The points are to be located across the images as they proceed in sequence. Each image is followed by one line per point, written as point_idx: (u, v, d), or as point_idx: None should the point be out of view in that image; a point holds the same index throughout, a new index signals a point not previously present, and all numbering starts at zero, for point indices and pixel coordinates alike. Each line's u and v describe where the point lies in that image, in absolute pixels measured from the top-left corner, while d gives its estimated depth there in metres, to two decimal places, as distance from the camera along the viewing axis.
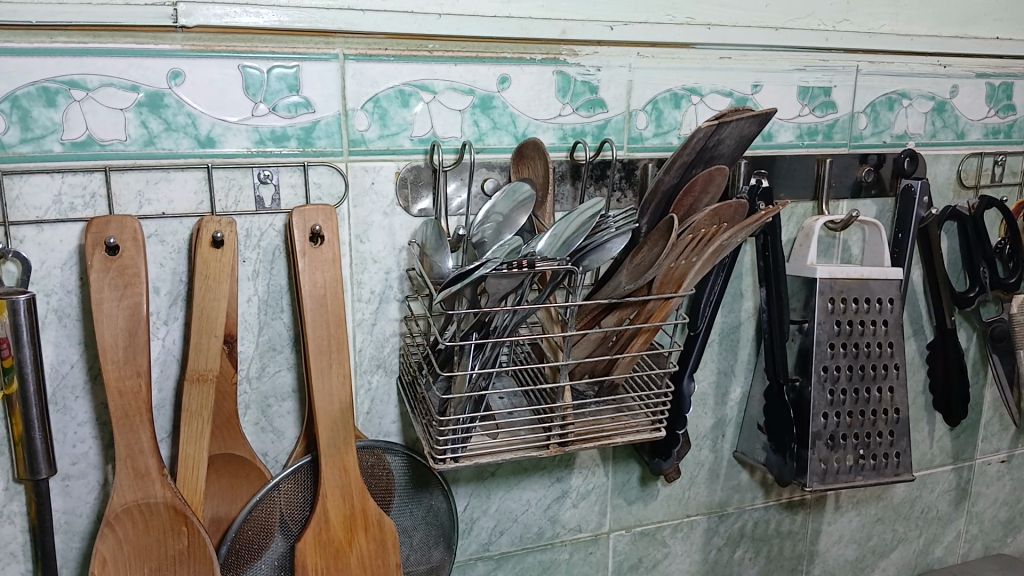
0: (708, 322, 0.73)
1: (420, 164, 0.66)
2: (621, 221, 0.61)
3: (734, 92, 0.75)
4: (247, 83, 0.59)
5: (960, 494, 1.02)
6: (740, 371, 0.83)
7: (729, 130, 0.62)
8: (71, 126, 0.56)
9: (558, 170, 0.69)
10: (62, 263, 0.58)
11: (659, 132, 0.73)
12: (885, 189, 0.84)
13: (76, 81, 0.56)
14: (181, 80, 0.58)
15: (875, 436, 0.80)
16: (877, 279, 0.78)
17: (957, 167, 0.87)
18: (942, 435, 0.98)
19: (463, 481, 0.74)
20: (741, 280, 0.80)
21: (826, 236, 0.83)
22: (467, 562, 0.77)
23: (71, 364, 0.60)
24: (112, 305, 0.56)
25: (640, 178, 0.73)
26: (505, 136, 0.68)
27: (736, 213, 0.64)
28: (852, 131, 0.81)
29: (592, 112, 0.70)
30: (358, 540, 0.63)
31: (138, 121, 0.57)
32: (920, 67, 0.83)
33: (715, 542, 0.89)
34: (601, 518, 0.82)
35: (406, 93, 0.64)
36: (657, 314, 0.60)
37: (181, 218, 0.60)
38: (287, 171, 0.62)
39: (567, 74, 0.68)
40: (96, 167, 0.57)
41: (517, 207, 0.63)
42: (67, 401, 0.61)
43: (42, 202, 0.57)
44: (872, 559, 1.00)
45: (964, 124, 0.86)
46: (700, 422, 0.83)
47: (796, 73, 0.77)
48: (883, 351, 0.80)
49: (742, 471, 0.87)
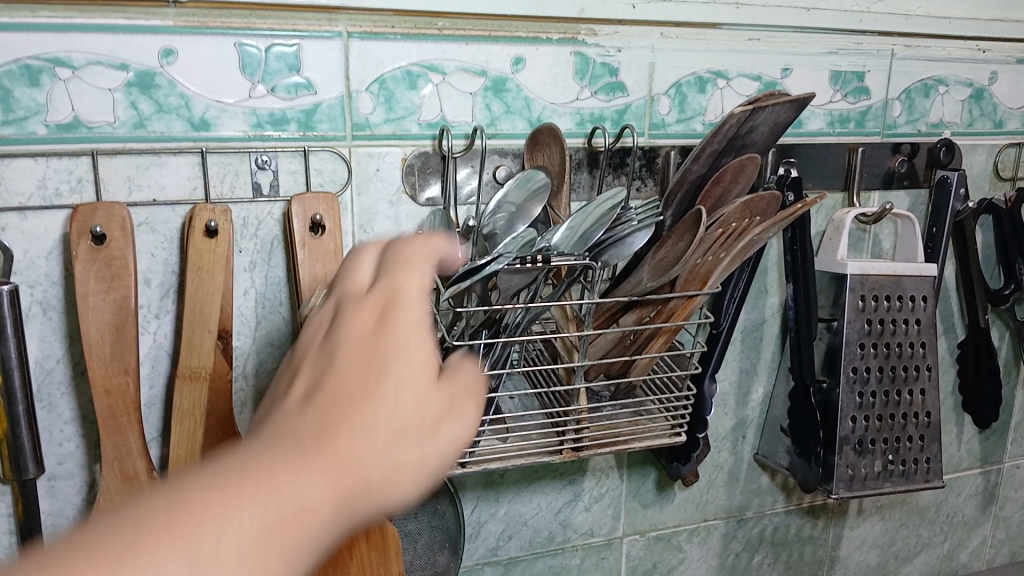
0: (732, 320, 0.70)
1: (427, 150, 0.62)
2: (643, 213, 0.57)
3: (762, 76, 0.71)
4: (244, 62, 0.55)
5: (987, 499, 0.98)
6: (763, 371, 0.80)
7: (764, 116, 0.58)
8: (56, 107, 0.53)
9: (574, 157, 0.65)
10: (47, 253, 0.55)
11: (682, 118, 0.69)
12: (919, 181, 0.80)
13: (62, 59, 0.52)
14: (174, 59, 0.54)
15: (905, 441, 0.76)
16: (911, 276, 0.74)
17: (994, 158, 0.83)
18: (970, 438, 0.94)
19: (469, 487, 0.70)
20: (766, 275, 0.76)
21: (857, 229, 0.79)
22: (475, 566, 0.74)
23: (56, 360, 0.57)
24: (98, 299, 0.53)
25: (661, 168, 0.69)
26: (518, 121, 0.64)
27: (769, 205, 0.59)
28: (885, 119, 0.77)
29: (611, 96, 0.66)
30: (358, 548, 0.59)
31: (128, 103, 0.54)
32: (957, 52, 0.78)
33: (733, 548, 0.86)
34: (614, 522, 0.78)
35: (413, 74, 0.60)
36: (680, 313, 0.57)
37: (173, 206, 0.57)
38: (285, 156, 0.58)
39: (586, 55, 0.64)
40: (82, 151, 0.54)
41: (531, 196, 0.59)
42: (51, 398, 0.57)
43: (26, 187, 0.53)
44: (894, 564, 0.96)
45: (1001, 112, 0.82)
46: (720, 423, 0.80)
47: (828, 56, 0.73)
48: (915, 352, 0.75)
49: (763, 474, 0.84)
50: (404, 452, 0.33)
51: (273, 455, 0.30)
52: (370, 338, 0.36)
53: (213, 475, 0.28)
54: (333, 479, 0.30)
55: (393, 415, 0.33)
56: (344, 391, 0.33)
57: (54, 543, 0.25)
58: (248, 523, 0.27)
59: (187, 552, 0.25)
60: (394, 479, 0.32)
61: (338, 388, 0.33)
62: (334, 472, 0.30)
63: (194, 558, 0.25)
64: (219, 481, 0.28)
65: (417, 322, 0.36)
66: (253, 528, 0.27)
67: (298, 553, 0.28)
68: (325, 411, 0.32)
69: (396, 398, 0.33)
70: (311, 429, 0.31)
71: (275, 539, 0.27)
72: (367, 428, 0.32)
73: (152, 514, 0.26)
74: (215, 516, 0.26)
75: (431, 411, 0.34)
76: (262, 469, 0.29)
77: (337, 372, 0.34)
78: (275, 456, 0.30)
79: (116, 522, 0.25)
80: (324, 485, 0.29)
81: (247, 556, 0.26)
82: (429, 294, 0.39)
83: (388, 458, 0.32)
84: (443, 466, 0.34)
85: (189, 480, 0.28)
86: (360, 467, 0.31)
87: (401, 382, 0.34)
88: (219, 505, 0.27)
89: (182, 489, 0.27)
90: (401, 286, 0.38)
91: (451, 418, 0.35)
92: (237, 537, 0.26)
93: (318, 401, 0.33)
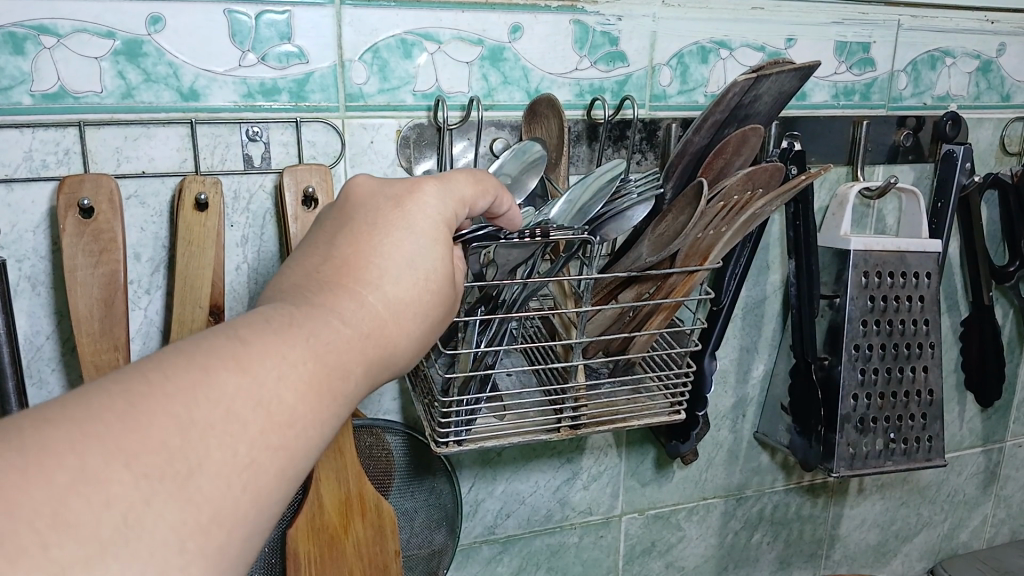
0: (733, 297, 0.68)
1: (422, 121, 0.60)
2: (643, 185, 0.56)
3: (766, 46, 0.69)
4: (233, 30, 0.54)
5: (988, 477, 0.98)
6: (764, 348, 0.79)
7: (768, 85, 0.56)
8: (41, 76, 0.51)
9: (573, 129, 0.64)
10: (34, 227, 0.53)
11: (684, 89, 0.68)
12: (924, 155, 0.79)
13: (46, 27, 0.50)
14: (162, 26, 0.52)
15: (907, 419, 0.75)
16: (915, 251, 0.73)
17: (1001, 132, 0.82)
18: (972, 416, 0.93)
19: (466, 464, 0.70)
20: (768, 252, 0.75)
21: (860, 205, 0.78)
22: (472, 544, 0.73)
23: (46, 336, 0.56)
24: (86, 273, 0.51)
25: (662, 140, 0.67)
26: (516, 92, 0.63)
27: (772, 177, 0.57)
28: (890, 92, 0.75)
29: (611, 66, 0.65)
30: (355, 527, 0.58)
31: (115, 71, 0.52)
32: (966, 23, 0.76)
33: (732, 526, 0.85)
34: (613, 500, 0.77)
35: (408, 43, 0.58)
36: (679, 289, 0.56)
37: (163, 178, 0.56)
38: (277, 127, 0.57)
39: (585, 23, 0.63)
40: (69, 121, 0.52)
41: (527, 168, 0.57)
42: (41, 373, 0.56)
43: (11, 158, 0.52)
44: (894, 543, 0.96)
45: (1009, 85, 0.81)
46: (720, 401, 0.79)
47: (834, 26, 0.71)
48: (918, 329, 0.74)
49: (763, 453, 0.83)
50: (411, 324, 0.38)
51: (312, 314, 0.34)
52: (403, 213, 0.39)
53: (266, 324, 0.32)
54: (358, 341, 0.35)
55: (413, 291, 0.38)
56: (375, 264, 0.37)
57: (138, 359, 0.29)
58: (299, 370, 0.31)
59: (254, 389, 0.30)
60: (400, 344, 0.38)
61: (370, 261, 0.37)
62: (362, 335, 0.35)
63: (259, 393, 0.30)
64: (273, 329, 0.32)
65: (443, 210, 0.40)
66: (303, 375, 0.32)
67: (332, 400, 0.33)
68: (357, 278, 0.37)
69: (419, 278, 0.38)
70: (343, 293, 0.36)
71: (317, 387, 0.32)
72: (388, 298, 0.37)
73: (221, 350, 0.30)
74: (271, 360, 0.31)
75: (440, 290, 0.40)
76: (305, 324, 0.33)
77: (361, 239, 0.38)
78: (314, 312, 0.34)
79: (192, 350, 0.30)
80: (354, 346, 0.35)
81: (296, 397, 0.31)
82: (472, 201, 0.43)
83: (400, 329, 0.37)
84: (426, 345, 0.41)
85: (248, 327, 0.32)
86: (381, 331, 0.36)
87: (423, 263, 0.39)
88: (276, 352, 0.31)
89: (245, 334, 0.31)
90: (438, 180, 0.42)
91: (450, 300, 0.41)
92: (289, 378, 0.31)
93: (350, 268, 0.37)
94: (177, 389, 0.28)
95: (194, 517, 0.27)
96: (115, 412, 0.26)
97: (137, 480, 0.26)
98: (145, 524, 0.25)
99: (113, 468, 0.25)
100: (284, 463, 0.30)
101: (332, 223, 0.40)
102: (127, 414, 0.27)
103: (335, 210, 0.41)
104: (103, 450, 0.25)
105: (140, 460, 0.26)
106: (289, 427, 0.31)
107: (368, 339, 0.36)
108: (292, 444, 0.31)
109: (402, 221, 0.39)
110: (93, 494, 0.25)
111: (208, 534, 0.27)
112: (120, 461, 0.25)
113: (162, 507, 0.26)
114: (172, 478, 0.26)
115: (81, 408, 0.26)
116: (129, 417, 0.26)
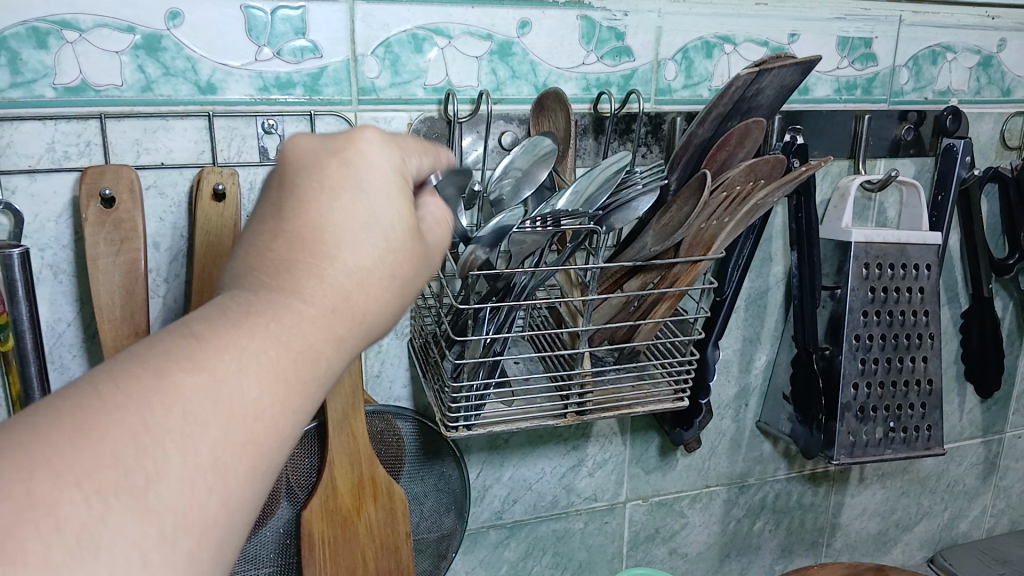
0: (736, 287, 0.70)
1: (433, 115, 0.62)
2: (648, 177, 0.58)
3: (769, 41, 0.70)
4: (249, 25, 0.55)
5: (988, 468, 0.99)
6: (767, 339, 0.80)
7: (769, 79, 0.57)
8: (63, 70, 0.53)
9: (580, 123, 0.65)
10: (56, 216, 0.55)
11: (688, 84, 0.69)
12: (925, 149, 0.80)
13: (68, 22, 0.52)
14: (180, 21, 0.54)
15: (906, 409, 0.77)
16: (915, 244, 0.74)
17: (1002, 127, 0.83)
18: (972, 407, 0.94)
19: (475, 449, 0.71)
20: (771, 243, 0.76)
21: (862, 198, 0.79)
22: (480, 529, 0.75)
23: (68, 323, 0.58)
24: (107, 262, 0.53)
25: (667, 133, 0.69)
26: (524, 86, 0.64)
27: (774, 169, 0.59)
28: (892, 86, 0.77)
29: (617, 61, 0.66)
30: (367, 509, 0.60)
31: (134, 65, 0.54)
32: (967, 18, 0.77)
33: (735, 514, 0.87)
34: (617, 487, 0.79)
35: (419, 38, 0.60)
36: (684, 278, 0.57)
37: (181, 169, 0.57)
38: (292, 121, 0.59)
39: (592, 19, 0.64)
40: (90, 114, 0.54)
41: (539, 162, 0.59)
42: (63, 359, 0.58)
43: (34, 150, 0.53)
44: (894, 532, 0.97)
45: (1009, 80, 0.82)
46: (722, 390, 0.80)
47: (836, 22, 0.72)
48: (918, 320, 0.76)
49: (765, 442, 0.85)
50: (389, 288, 0.34)
51: (267, 304, 0.30)
52: (350, 165, 0.34)
53: (215, 320, 0.29)
54: (325, 320, 0.31)
55: (381, 254, 0.33)
56: (327, 232, 0.32)
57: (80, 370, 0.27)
58: (256, 363, 0.29)
59: (209, 389, 0.27)
60: (379, 313, 0.34)
61: (320, 228, 0.32)
62: (326, 314, 0.31)
63: (218, 395, 0.27)
64: (225, 324, 0.29)
65: (395, 159, 0.35)
66: (262, 366, 0.29)
67: (302, 388, 0.30)
68: (310, 251, 0.32)
69: (384, 237, 0.33)
70: (298, 272, 0.31)
71: (285, 379, 0.30)
72: (350, 270, 0.32)
73: (173, 349, 0.28)
74: (229, 356, 0.28)
75: (412, 248, 0.35)
76: (261, 312, 0.30)
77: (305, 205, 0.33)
78: (268, 300, 0.31)
79: (138, 351, 0.27)
80: (319, 328, 0.31)
81: (262, 391, 0.29)
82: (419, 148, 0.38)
83: (375, 302, 0.33)
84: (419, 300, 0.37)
85: (193, 325, 0.29)
86: (349, 305, 0.32)
87: (384, 224, 0.33)
88: (227, 350, 0.28)
89: (198, 329, 0.29)
90: (383, 131, 0.36)
91: (430, 254, 0.37)
92: (251, 369, 0.29)
93: (298, 238, 0.32)
94: (125, 398, 0.26)
95: (156, 529, 0.25)
96: (61, 433, 0.24)
97: (90, 498, 0.24)
98: (106, 542, 0.24)
99: (63, 488, 0.24)
100: (255, 462, 0.29)
101: (270, 187, 0.34)
102: (75, 430, 0.25)
103: (271, 172, 0.35)
104: (48, 472, 0.24)
105: (91, 477, 0.24)
106: (256, 422, 0.28)
107: (339, 319, 0.32)
108: (262, 438, 0.29)
109: (350, 175, 0.33)
110: (39, 519, 0.23)
111: (176, 542, 0.26)
112: (72, 480, 0.24)
113: (122, 520, 0.24)
114: (129, 491, 0.25)
115: (24, 429, 0.24)
116: (81, 430, 0.25)
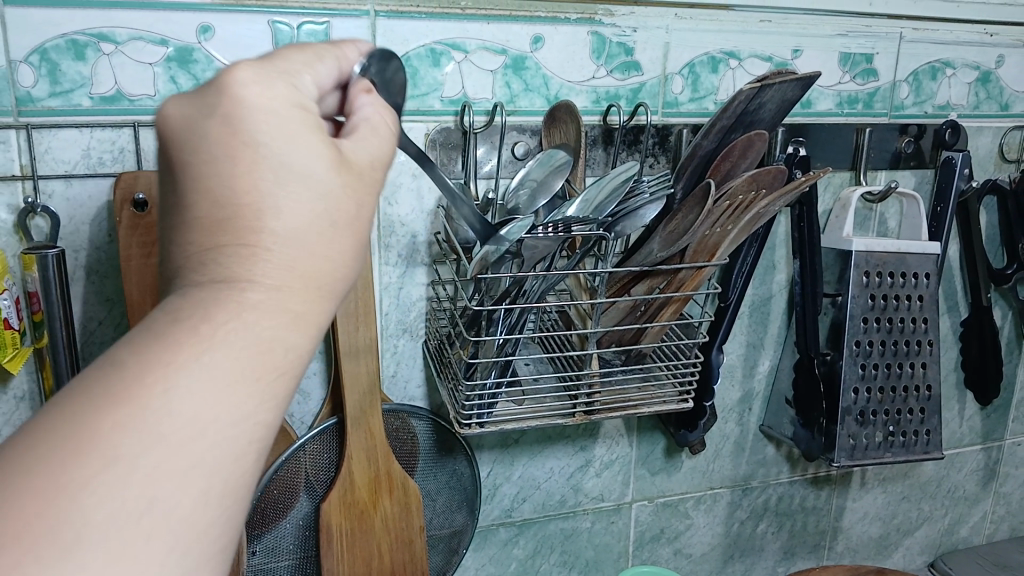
0: (739, 293, 0.72)
1: (449, 125, 0.64)
2: (655, 186, 0.60)
3: (773, 57, 0.73)
4: (276, 39, 0.58)
5: (988, 474, 1.01)
6: (770, 345, 0.82)
7: (770, 93, 0.60)
8: (100, 81, 0.55)
9: (590, 133, 0.68)
10: (91, 219, 0.58)
11: (695, 97, 0.71)
12: (925, 162, 0.82)
13: (105, 35, 0.55)
14: (211, 35, 0.57)
15: (905, 414, 0.79)
16: (915, 253, 0.76)
17: (1000, 140, 0.85)
18: (972, 415, 0.96)
19: (486, 448, 0.74)
20: (774, 252, 0.79)
21: (863, 208, 0.81)
22: (490, 526, 0.77)
23: (99, 322, 0.60)
24: (139, 263, 0.56)
25: (674, 145, 0.71)
26: (536, 98, 0.67)
27: (775, 180, 0.61)
28: (893, 100, 0.79)
29: (626, 75, 0.69)
30: (383, 503, 0.63)
31: (167, 77, 0.57)
32: (965, 35, 0.80)
33: (738, 516, 0.89)
34: (624, 488, 0.81)
35: (437, 52, 0.63)
36: (689, 284, 0.60)
37: None
38: None
39: (602, 34, 0.67)
40: (125, 122, 0.57)
41: (553, 173, 0.61)
42: (94, 356, 0.61)
43: (71, 156, 0.56)
44: (895, 536, 0.99)
45: (1008, 95, 0.84)
46: (726, 395, 0.82)
47: (838, 39, 0.75)
48: (917, 327, 0.78)
49: (768, 446, 0.87)
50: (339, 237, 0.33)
51: (207, 299, 0.29)
52: (239, 134, 0.31)
53: (147, 335, 0.28)
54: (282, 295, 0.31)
55: (313, 211, 0.32)
56: (243, 204, 0.30)
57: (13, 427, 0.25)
58: (200, 376, 0.27)
59: (146, 420, 0.26)
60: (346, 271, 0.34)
61: (236, 204, 0.30)
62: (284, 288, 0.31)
63: (156, 419, 0.26)
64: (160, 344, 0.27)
65: (287, 93, 0.32)
66: (207, 378, 0.27)
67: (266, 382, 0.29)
68: (237, 235, 0.30)
69: (312, 194, 0.32)
70: (229, 259, 0.30)
71: (236, 376, 0.28)
72: (284, 238, 0.31)
73: (106, 382, 0.26)
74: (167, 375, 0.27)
75: (347, 187, 0.33)
76: (200, 316, 0.29)
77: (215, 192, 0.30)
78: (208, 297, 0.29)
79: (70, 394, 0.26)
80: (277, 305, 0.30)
81: (210, 398, 0.27)
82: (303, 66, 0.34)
83: (328, 258, 0.32)
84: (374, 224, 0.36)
85: (124, 348, 0.27)
86: (306, 274, 0.32)
87: (304, 174, 0.31)
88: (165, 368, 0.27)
89: (127, 353, 0.27)
90: (260, 62, 0.32)
91: (363, 175, 0.34)
92: (199, 379, 0.27)
93: (219, 223, 0.30)
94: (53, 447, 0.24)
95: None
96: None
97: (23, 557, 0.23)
98: None
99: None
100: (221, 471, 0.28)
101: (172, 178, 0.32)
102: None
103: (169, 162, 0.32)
104: None
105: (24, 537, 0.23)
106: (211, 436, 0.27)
107: (291, 286, 0.31)
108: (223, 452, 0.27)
109: (244, 143, 0.31)
110: None
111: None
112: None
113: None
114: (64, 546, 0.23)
115: None
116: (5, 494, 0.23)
